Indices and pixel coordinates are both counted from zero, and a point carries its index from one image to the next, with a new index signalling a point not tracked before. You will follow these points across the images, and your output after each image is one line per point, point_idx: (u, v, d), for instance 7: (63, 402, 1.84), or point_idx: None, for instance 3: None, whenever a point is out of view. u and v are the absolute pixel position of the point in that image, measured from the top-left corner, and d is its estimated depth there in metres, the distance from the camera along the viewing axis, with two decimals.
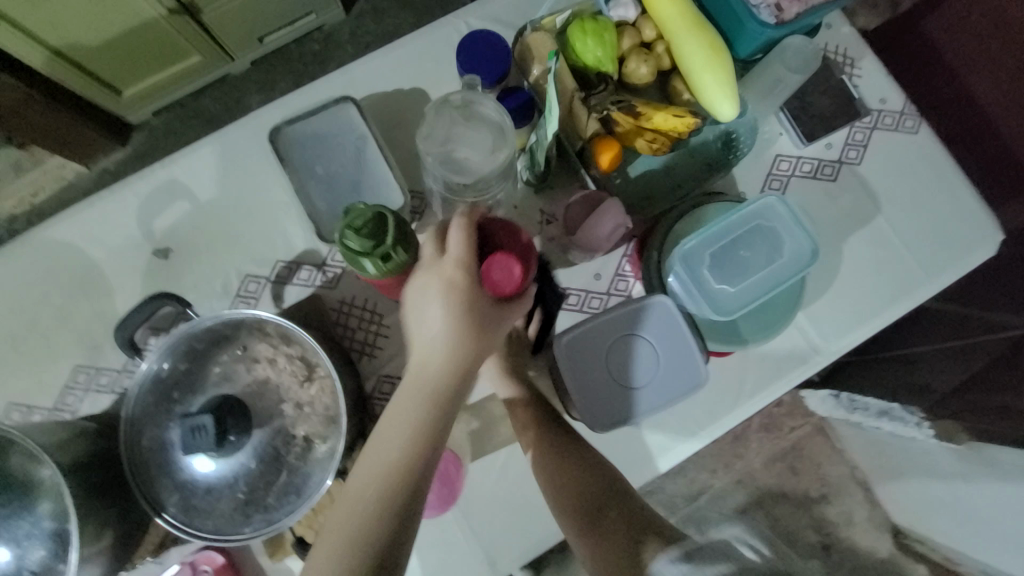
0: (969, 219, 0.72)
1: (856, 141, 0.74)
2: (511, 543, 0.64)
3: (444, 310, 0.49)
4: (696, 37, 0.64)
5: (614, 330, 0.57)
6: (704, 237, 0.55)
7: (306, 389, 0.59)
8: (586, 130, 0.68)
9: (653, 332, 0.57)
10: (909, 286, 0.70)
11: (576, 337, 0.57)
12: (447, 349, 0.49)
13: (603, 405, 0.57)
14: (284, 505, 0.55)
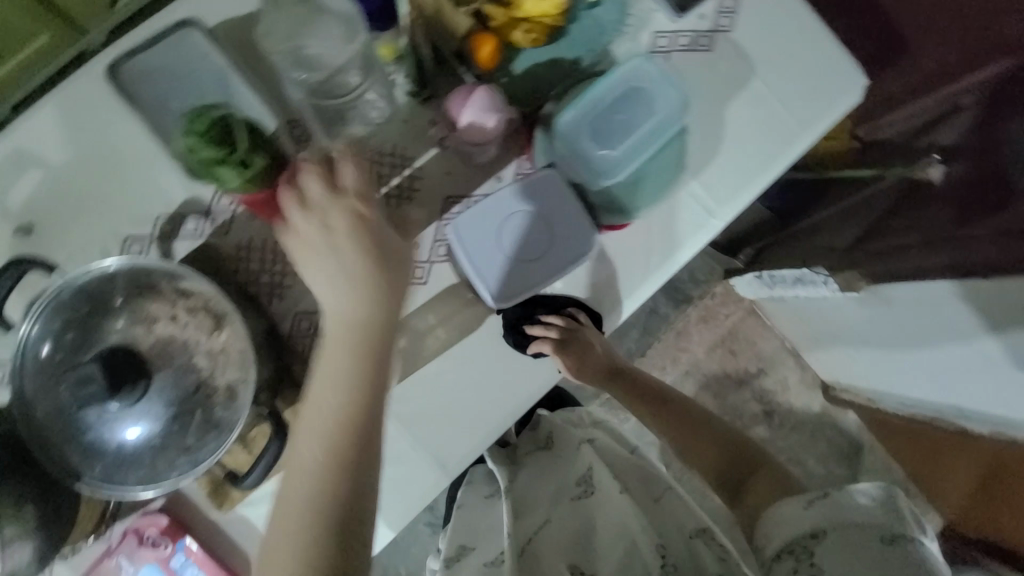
0: (835, 70, 0.76)
1: (727, 8, 0.75)
2: (458, 445, 0.67)
3: (360, 254, 0.53)
4: None
5: (506, 208, 0.59)
6: (580, 109, 0.57)
7: (217, 337, 0.57)
8: (459, 27, 0.65)
9: (540, 206, 0.59)
10: (791, 137, 0.75)
11: (467, 219, 0.59)
12: (362, 294, 0.52)
13: (505, 281, 0.60)
14: (206, 444, 0.55)
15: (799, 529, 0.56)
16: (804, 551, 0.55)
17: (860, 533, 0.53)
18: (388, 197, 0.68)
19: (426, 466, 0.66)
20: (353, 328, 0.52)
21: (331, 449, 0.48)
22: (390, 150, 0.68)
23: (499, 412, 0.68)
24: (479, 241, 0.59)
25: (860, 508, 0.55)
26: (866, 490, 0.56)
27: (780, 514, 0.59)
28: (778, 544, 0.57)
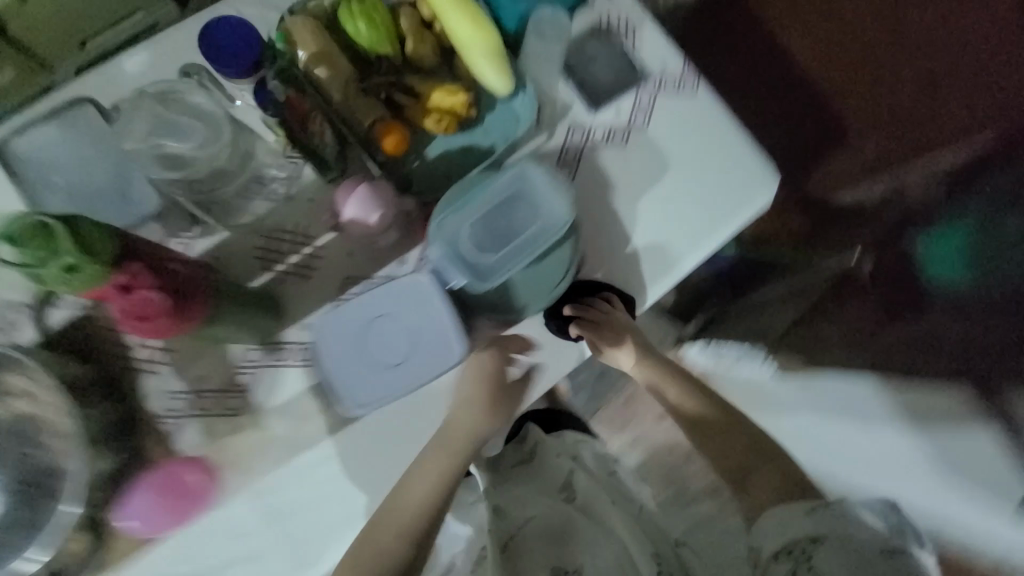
0: (750, 169, 0.77)
1: (643, 106, 0.77)
2: (330, 542, 0.63)
3: (489, 395, 0.66)
4: (460, 14, 0.65)
5: (370, 310, 0.61)
6: (461, 213, 0.59)
7: (66, 420, 0.54)
8: (366, 114, 0.65)
9: (415, 310, 0.61)
10: (745, 197, 0.77)
11: (334, 318, 0.61)
12: (486, 420, 0.66)
13: (369, 385, 0.61)
14: (30, 537, 0.53)
15: (798, 535, 0.56)
16: (803, 556, 0.55)
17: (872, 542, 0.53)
18: (283, 273, 0.66)
19: (288, 562, 0.62)
20: (467, 442, 0.65)
21: (420, 518, 0.61)
22: (291, 227, 0.66)
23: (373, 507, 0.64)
24: (348, 341, 0.61)
25: (859, 518, 0.55)
26: (874, 505, 0.56)
27: (773, 520, 0.60)
28: (773, 544, 0.58)
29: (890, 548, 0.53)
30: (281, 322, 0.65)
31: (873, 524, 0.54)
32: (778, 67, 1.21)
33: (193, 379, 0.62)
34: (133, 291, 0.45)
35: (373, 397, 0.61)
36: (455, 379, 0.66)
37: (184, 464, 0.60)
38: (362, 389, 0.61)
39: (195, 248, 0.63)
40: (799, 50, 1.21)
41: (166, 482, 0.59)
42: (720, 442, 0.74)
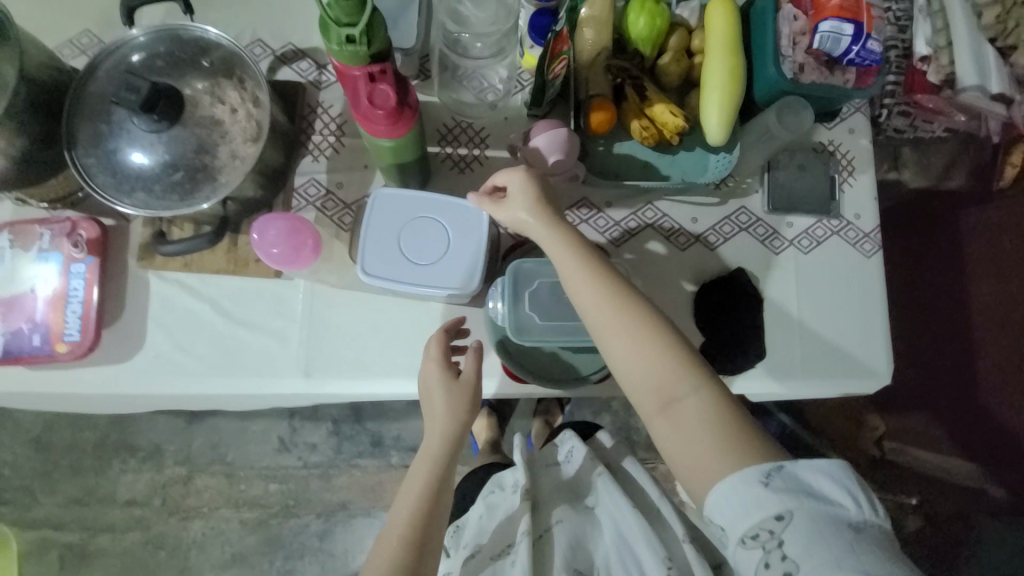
0: (867, 350, 0.76)
1: (814, 235, 0.78)
2: (332, 370, 0.68)
3: (450, 397, 0.61)
4: (723, 58, 0.69)
5: (418, 209, 0.56)
6: (540, 266, 0.65)
7: (246, 147, 0.62)
8: (596, 86, 0.72)
9: (456, 230, 0.56)
10: (869, 367, 0.76)
11: (388, 196, 0.56)
12: (447, 419, 0.61)
13: (384, 267, 0.55)
14: (162, 199, 0.61)
15: (760, 516, 0.46)
16: (772, 540, 0.45)
17: (824, 511, 0.45)
18: (447, 158, 0.75)
19: (294, 361, 0.68)
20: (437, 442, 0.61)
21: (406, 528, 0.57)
22: (477, 128, 0.76)
23: (384, 372, 0.68)
24: (379, 226, 0.56)
25: (817, 488, 0.46)
26: (824, 467, 0.47)
27: (728, 490, 0.48)
28: (741, 534, 0.47)
29: (830, 510, 0.45)
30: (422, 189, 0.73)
31: (831, 498, 0.46)
32: (944, 302, 1.22)
33: (335, 182, 0.71)
34: (382, 82, 0.53)
35: (378, 275, 0.55)
36: (438, 388, 0.62)
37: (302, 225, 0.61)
38: (376, 262, 0.55)
39: None
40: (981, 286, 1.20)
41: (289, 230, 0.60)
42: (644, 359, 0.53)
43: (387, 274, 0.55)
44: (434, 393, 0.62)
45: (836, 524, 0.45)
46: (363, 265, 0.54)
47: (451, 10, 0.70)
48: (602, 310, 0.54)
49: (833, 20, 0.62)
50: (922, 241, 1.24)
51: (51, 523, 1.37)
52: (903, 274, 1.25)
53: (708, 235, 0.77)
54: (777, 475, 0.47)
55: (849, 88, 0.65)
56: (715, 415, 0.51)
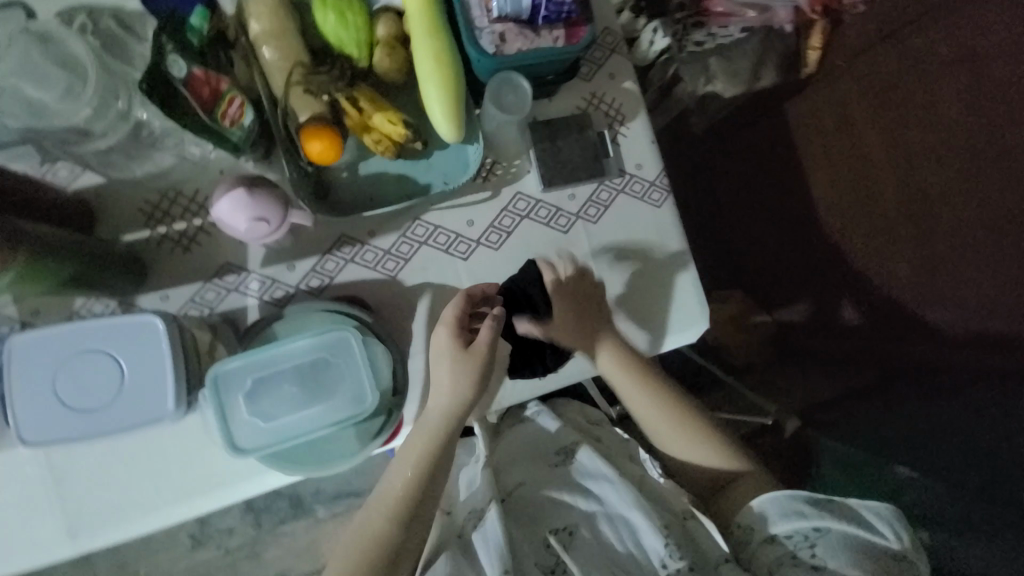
0: (681, 304, 0.73)
1: (599, 200, 0.73)
2: (100, 523, 0.59)
3: (451, 377, 0.61)
4: (425, 44, 0.60)
5: (76, 342, 0.47)
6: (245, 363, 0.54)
7: None
8: (301, 112, 0.62)
9: (128, 352, 0.47)
10: (686, 319, 0.73)
11: (31, 340, 0.46)
12: (450, 398, 0.61)
13: (43, 424, 0.45)
14: None
15: (800, 522, 0.62)
16: (805, 539, 0.61)
17: (862, 536, 0.60)
18: (164, 238, 0.63)
19: (52, 528, 0.59)
20: (437, 420, 0.61)
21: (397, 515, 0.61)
22: (190, 192, 0.64)
23: (161, 503, 0.60)
24: (28, 377, 0.46)
25: (863, 521, 0.61)
26: (877, 508, 0.61)
27: (776, 504, 0.64)
28: (778, 526, 0.63)
29: (868, 538, 0.60)
30: (143, 285, 0.62)
31: (873, 530, 0.60)
32: (789, 195, 1.21)
33: (28, 311, 0.59)
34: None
35: (43, 435, 0.46)
36: (443, 360, 0.61)
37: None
38: (31, 425, 0.45)
39: (85, 182, 0.61)
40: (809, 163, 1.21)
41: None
42: (701, 429, 0.71)
43: (49, 433, 0.45)
44: (443, 364, 0.61)
45: (861, 540, 0.60)
46: (19, 435, 0.45)
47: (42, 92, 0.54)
48: (670, 396, 0.71)
49: None
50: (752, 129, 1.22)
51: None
52: (748, 176, 1.21)
53: (490, 234, 0.71)
54: (829, 503, 0.62)
55: (558, 46, 0.57)
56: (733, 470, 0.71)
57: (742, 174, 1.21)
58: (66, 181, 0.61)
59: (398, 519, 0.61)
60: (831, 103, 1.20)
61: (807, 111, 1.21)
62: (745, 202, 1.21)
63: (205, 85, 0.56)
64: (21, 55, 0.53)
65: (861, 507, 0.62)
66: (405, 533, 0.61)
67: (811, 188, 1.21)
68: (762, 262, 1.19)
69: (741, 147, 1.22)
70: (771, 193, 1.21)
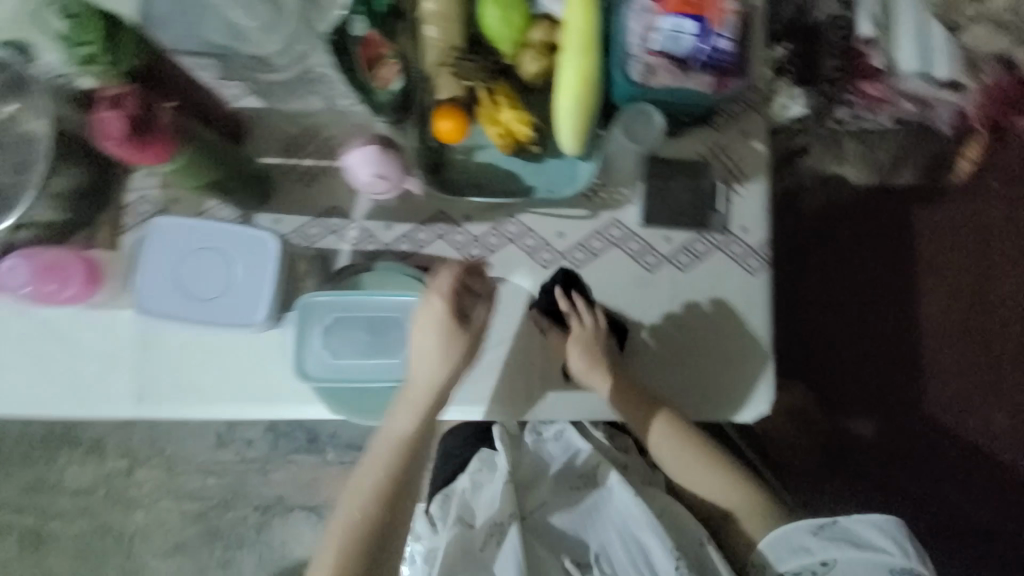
0: (745, 377, 0.70)
1: (693, 250, 0.72)
2: (164, 398, 0.66)
3: (438, 351, 0.57)
4: (574, 57, 0.62)
5: (202, 238, 0.52)
6: (333, 299, 0.59)
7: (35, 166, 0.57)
8: (442, 90, 0.67)
9: (241, 259, 0.52)
10: (746, 394, 0.70)
11: (169, 225, 0.52)
12: (436, 372, 0.58)
13: (162, 301, 0.52)
14: None
15: (813, 555, 0.63)
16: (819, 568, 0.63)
17: (871, 559, 0.61)
18: (292, 169, 0.70)
19: (126, 389, 0.66)
20: (420, 393, 0.58)
21: (379, 500, 0.58)
22: (325, 135, 0.70)
23: (218, 397, 0.66)
24: (159, 256, 0.52)
25: (869, 541, 0.61)
26: (876, 520, 0.62)
27: (787, 533, 0.65)
28: (792, 559, 0.64)
29: (875, 558, 0.60)
30: (262, 204, 0.69)
31: (879, 549, 0.61)
32: (895, 309, 1.11)
33: (168, 198, 0.67)
34: (110, 111, 0.44)
35: (158, 310, 0.52)
36: (436, 332, 0.57)
37: (74, 252, 0.63)
38: (152, 299, 0.52)
39: (245, 102, 0.68)
40: (925, 277, 1.12)
41: (50, 265, 0.62)
42: (694, 457, 0.72)
43: (166, 311, 0.52)
44: (431, 335, 0.57)
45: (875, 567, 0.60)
46: (139, 303, 0.52)
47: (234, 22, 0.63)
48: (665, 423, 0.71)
49: (675, 18, 0.55)
50: (874, 226, 1.11)
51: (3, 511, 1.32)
52: (855, 278, 1.11)
53: (575, 251, 0.71)
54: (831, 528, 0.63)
55: (703, 90, 0.57)
56: (756, 508, 0.71)
57: (851, 274, 1.11)
58: (231, 98, 0.68)
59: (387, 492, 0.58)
60: (968, 219, 1.11)
61: (937, 220, 1.12)
62: (844, 302, 1.11)
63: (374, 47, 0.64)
64: None
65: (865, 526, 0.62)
66: (396, 506, 0.58)
67: (921, 308, 1.11)
68: (845, 370, 1.09)
69: (855, 243, 1.11)
70: (876, 301, 1.10)
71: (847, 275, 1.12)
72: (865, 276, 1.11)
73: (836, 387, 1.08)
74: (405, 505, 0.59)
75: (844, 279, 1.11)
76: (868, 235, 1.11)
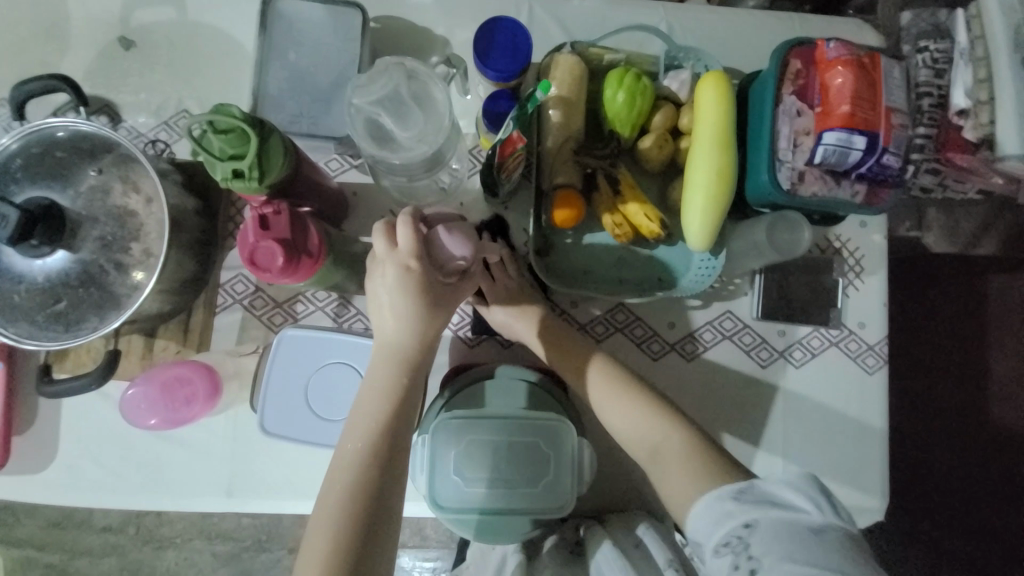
0: (861, 483, 0.67)
1: (808, 345, 0.68)
2: (256, 491, 0.61)
3: (399, 297, 0.47)
4: (711, 155, 0.58)
5: (335, 352, 0.50)
6: (467, 420, 0.53)
7: (148, 260, 0.53)
8: (562, 178, 0.62)
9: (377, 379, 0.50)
10: (864, 503, 0.66)
11: (300, 339, 0.50)
12: (404, 329, 0.47)
13: (287, 421, 0.49)
14: None
15: (728, 523, 0.42)
16: (742, 548, 0.40)
17: (787, 520, 0.40)
18: None
19: (217, 482, 0.62)
20: (395, 361, 0.47)
21: (340, 519, 0.43)
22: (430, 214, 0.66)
23: (313, 493, 0.62)
24: (287, 372, 0.50)
25: (782, 499, 0.41)
26: (791, 477, 0.42)
27: (703, 506, 0.44)
28: (710, 544, 0.42)
29: (796, 520, 0.40)
30: (362, 286, 0.65)
31: (792, 505, 0.41)
32: (971, 376, 1.10)
33: (265, 278, 0.63)
34: (262, 236, 0.41)
35: (283, 430, 0.49)
36: (395, 295, 0.47)
37: (188, 362, 0.60)
38: (277, 417, 0.49)
39: (349, 177, 0.65)
40: (993, 340, 1.10)
41: (168, 381, 0.59)
42: (658, 426, 0.52)
43: (293, 432, 0.49)
44: (398, 305, 0.47)
45: (795, 529, 0.39)
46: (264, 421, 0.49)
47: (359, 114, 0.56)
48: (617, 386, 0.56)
49: (840, 132, 0.52)
50: (943, 290, 1.10)
51: (17, 551, 1.06)
52: (929, 352, 1.10)
53: (685, 342, 0.68)
54: (747, 489, 0.43)
55: (859, 203, 0.54)
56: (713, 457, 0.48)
57: (922, 339, 1.10)
58: (333, 172, 0.65)
59: (356, 522, 0.43)
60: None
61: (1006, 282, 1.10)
62: (913, 368, 1.10)
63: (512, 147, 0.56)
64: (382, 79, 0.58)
65: (775, 484, 0.43)
66: (371, 519, 0.43)
67: (993, 378, 1.10)
68: (918, 440, 1.09)
69: (920, 307, 1.10)
70: (946, 367, 1.09)
71: (918, 341, 1.10)
72: (935, 342, 1.10)
73: (908, 457, 1.08)
74: (384, 538, 0.44)
75: (914, 345, 1.10)
76: (936, 301, 1.10)
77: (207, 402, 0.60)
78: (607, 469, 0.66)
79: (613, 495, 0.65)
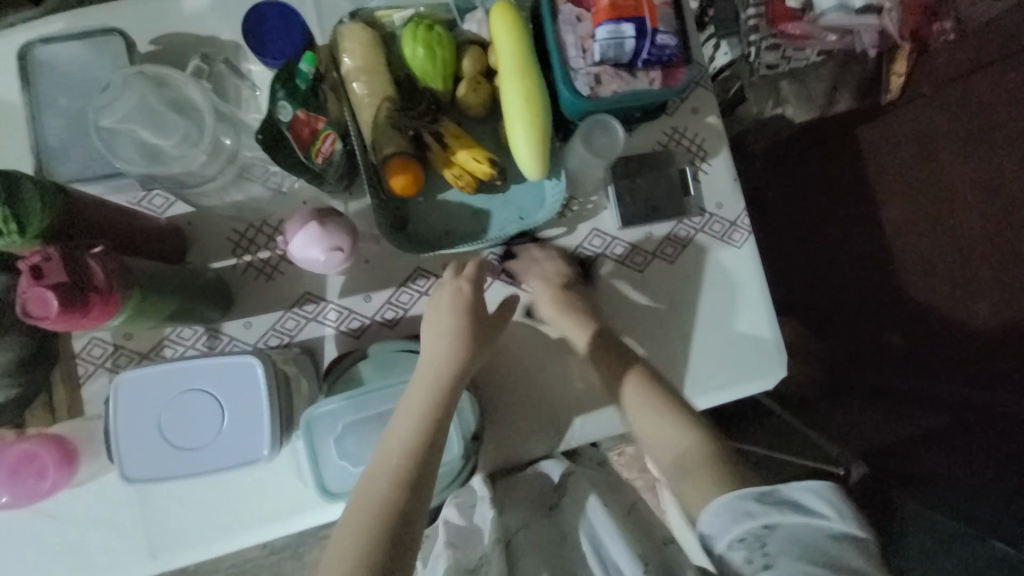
0: (758, 349, 0.70)
1: (677, 238, 0.71)
2: (180, 545, 0.60)
3: (458, 320, 0.54)
4: (516, 82, 0.58)
5: (174, 382, 0.49)
6: (347, 403, 0.54)
7: None
8: (384, 147, 0.61)
9: (223, 394, 0.49)
10: (765, 367, 0.70)
11: (134, 381, 0.49)
12: (455, 344, 0.53)
13: (147, 463, 0.49)
14: None
15: (745, 523, 0.49)
16: (757, 542, 0.49)
17: (808, 523, 0.48)
18: (249, 265, 0.64)
19: (137, 547, 0.60)
20: (447, 366, 0.52)
21: (392, 488, 0.47)
22: (274, 221, 0.64)
23: (238, 528, 0.60)
24: (134, 416, 0.49)
25: (801, 502, 0.49)
26: (814, 486, 0.50)
27: (720, 506, 0.51)
28: (724, 538, 0.50)
29: (810, 522, 0.48)
30: (227, 313, 0.63)
31: (815, 511, 0.49)
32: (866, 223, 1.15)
33: (123, 334, 0.61)
34: (35, 286, 0.39)
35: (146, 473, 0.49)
36: (450, 315, 0.55)
37: (36, 437, 0.58)
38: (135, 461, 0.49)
39: (178, 208, 0.62)
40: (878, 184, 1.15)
41: (18, 461, 0.57)
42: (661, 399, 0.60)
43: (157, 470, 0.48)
44: (451, 323, 0.54)
45: (817, 532, 0.48)
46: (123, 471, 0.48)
47: (134, 142, 0.53)
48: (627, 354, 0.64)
49: (610, 24, 0.54)
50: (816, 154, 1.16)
51: None
52: (823, 212, 1.15)
53: None
54: (770, 495, 0.50)
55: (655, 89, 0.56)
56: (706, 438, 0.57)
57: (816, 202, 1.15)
58: (159, 210, 0.62)
59: (394, 517, 0.46)
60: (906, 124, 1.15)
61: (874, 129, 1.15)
62: (812, 229, 1.15)
63: (305, 124, 0.57)
64: (143, 98, 0.53)
65: (797, 488, 0.50)
66: (421, 488, 0.47)
67: (889, 238, 1.14)
68: (838, 297, 1.13)
69: (800, 173, 1.15)
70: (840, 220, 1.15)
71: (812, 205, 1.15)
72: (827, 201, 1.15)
73: (833, 317, 1.12)
74: (419, 511, 0.47)
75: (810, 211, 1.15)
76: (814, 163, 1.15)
77: (66, 472, 0.58)
78: (522, 410, 0.67)
79: (532, 432, 0.68)
